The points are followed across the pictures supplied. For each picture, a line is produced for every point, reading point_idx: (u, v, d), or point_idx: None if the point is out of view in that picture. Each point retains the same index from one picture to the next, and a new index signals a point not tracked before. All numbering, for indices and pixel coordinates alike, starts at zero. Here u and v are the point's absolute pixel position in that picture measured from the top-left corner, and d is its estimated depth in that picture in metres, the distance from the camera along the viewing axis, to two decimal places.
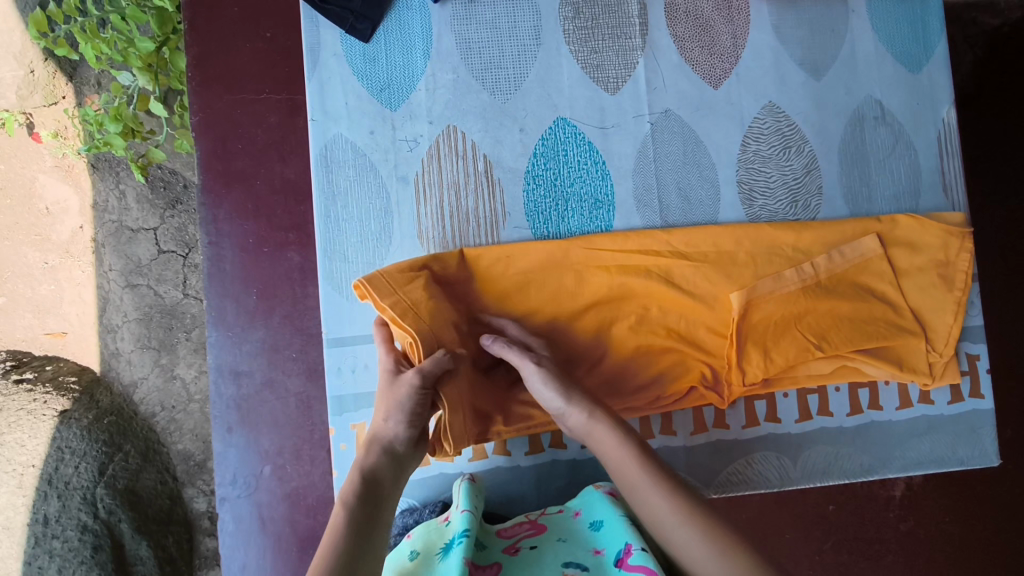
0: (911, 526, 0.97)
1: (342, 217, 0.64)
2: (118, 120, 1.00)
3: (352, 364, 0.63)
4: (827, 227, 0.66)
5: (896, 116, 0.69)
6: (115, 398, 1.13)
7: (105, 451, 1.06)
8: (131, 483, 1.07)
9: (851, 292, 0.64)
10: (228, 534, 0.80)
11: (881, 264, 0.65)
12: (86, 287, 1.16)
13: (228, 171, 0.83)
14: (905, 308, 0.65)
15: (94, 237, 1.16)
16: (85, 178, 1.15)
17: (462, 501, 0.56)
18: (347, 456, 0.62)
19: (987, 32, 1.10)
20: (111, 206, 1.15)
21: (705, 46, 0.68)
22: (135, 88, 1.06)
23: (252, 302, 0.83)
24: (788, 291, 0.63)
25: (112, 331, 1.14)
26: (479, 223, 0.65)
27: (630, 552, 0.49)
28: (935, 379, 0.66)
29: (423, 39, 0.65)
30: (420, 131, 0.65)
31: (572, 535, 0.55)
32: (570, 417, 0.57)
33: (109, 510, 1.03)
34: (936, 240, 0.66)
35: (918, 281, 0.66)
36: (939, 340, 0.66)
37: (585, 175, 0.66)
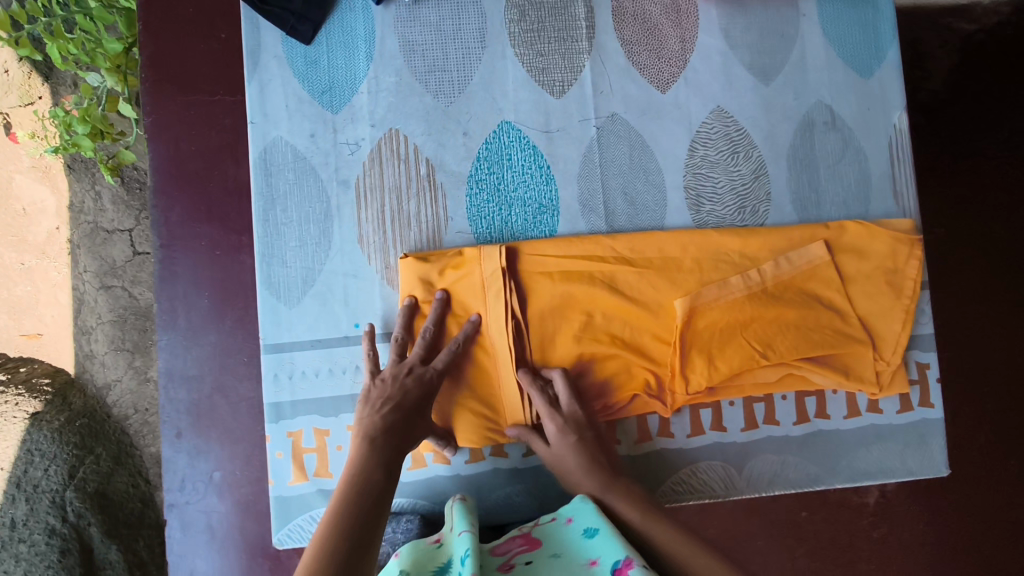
0: (886, 534, 0.97)
1: (282, 220, 0.63)
2: (87, 121, 0.99)
3: (290, 371, 0.62)
4: (774, 233, 0.65)
5: (846, 121, 0.68)
6: (88, 401, 1.12)
7: (76, 454, 1.06)
8: (102, 486, 1.06)
9: (796, 299, 0.63)
10: (176, 540, 0.80)
11: (828, 270, 0.64)
12: (62, 288, 1.14)
13: (182, 172, 0.82)
14: (852, 316, 0.64)
15: (70, 238, 1.14)
16: (62, 179, 1.14)
17: (459, 522, 0.54)
18: (284, 464, 0.61)
19: (964, 37, 1.10)
20: (87, 207, 1.14)
21: (653, 50, 0.67)
22: (104, 89, 1.04)
23: (205, 305, 0.83)
24: (734, 298, 0.62)
25: (86, 333, 1.13)
26: (421, 227, 0.64)
27: (629, 565, 0.46)
28: (883, 389, 0.65)
29: (365, 41, 0.65)
30: (362, 135, 0.64)
31: (566, 549, 0.51)
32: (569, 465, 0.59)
33: (78, 513, 1.03)
34: (885, 246, 0.65)
35: (865, 288, 0.65)
36: (887, 348, 0.65)
37: (529, 180, 0.65)
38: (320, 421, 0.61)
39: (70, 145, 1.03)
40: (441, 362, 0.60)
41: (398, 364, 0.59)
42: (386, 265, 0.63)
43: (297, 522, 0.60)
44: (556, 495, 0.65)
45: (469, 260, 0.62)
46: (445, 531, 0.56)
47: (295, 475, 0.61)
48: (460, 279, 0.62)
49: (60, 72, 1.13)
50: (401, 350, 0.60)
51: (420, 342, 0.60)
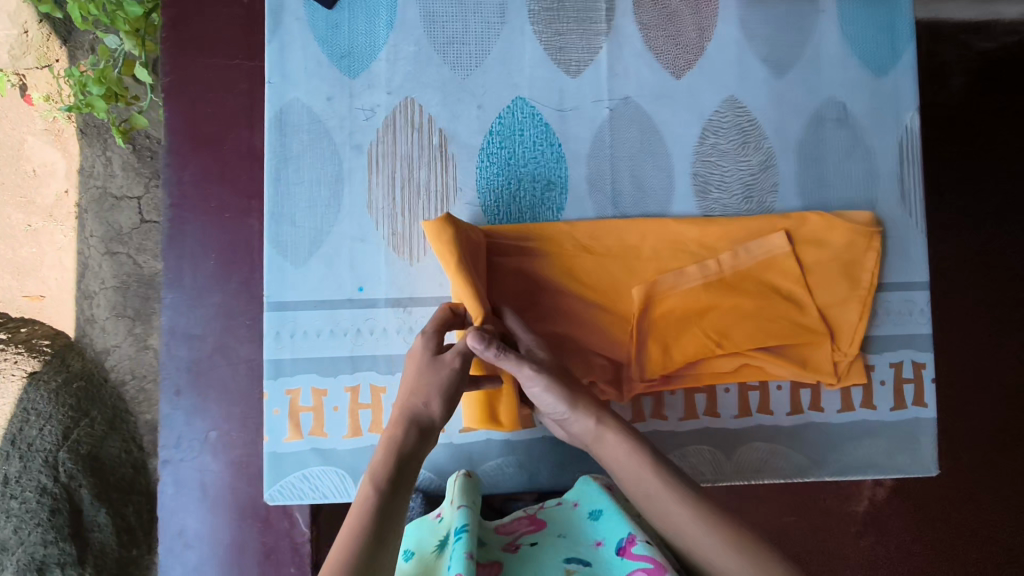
0: (873, 542, 1.06)
1: (293, 180, 0.63)
2: (102, 82, 0.99)
3: (292, 329, 0.62)
4: (768, 221, 0.66)
5: (857, 119, 0.69)
6: (86, 364, 1.12)
7: (71, 416, 1.05)
8: (95, 450, 1.05)
9: (754, 288, 0.64)
10: (168, 496, 0.81)
11: (787, 261, 0.65)
12: (66, 252, 1.15)
13: (195, 134, 0.83)
14: (810, 306, 0.65)
15: (78, 202, 1.15)
16: (73, 144, 1.15)
17: (459, 497, 0.57)
18: (280, 420, 0.62)
19: (982, 53, 1.13)
20: (98, 171, 1.14)
21: (670, 37, 0.68)
22: (121, 51, 1.04)
23: (210, 267, 0.83)
24: (691, 287, 0.63)
25: (89, 298, 1.14)
26: (431, 197, 0.64)
27: (633, 542, 0.50)
28: (840, 379, 0.65)
29: (387, 9, 0.65)
30: (378, 101, 0.64)
31: (571, 530, 0.55)
32: (577, 424, 0.58)
33: (70, 474, 1.01)
34: (843, 238, 0.65)
35: (824, 278, 0.65)
36: (845, 338, 0.65)
37: (540, 156, 0.65)
38: (317, 380, 0.62)
39: (83, 105, 1.03)
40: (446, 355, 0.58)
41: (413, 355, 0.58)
42: (393, 231, 0.64)
43: (289, 479, 0.62)
44: (546, 468, 0.66)
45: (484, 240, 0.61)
46: (445, 506, 0.58)
47: (290, 432, 0.62)
48: (479, 258, 0.61)
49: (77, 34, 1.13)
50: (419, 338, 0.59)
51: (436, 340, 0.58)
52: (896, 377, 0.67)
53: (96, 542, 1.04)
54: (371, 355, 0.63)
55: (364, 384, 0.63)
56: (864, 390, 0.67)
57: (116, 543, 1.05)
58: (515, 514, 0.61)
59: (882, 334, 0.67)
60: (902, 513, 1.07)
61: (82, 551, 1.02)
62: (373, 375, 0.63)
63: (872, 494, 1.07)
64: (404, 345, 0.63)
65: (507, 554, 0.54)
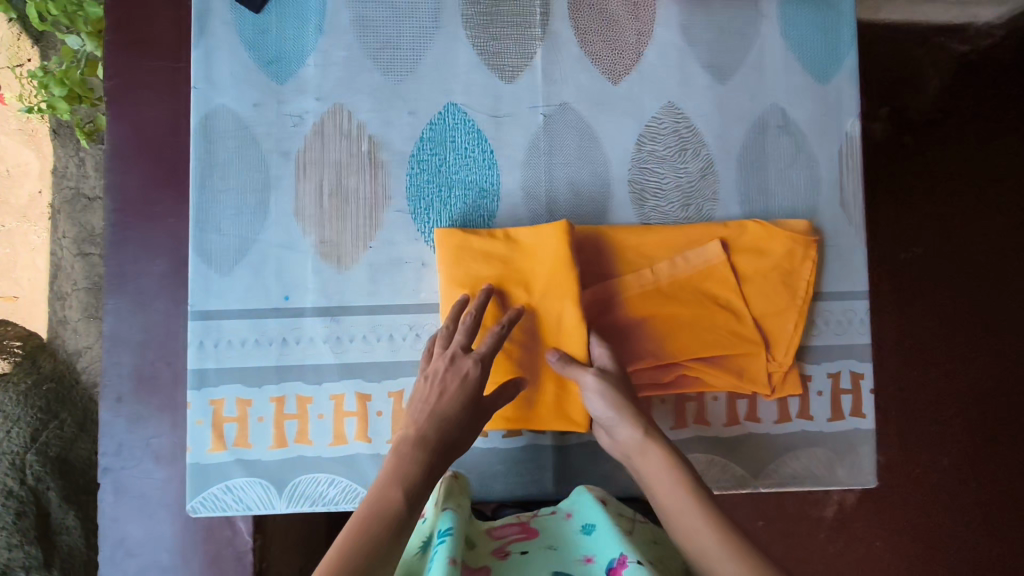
0: (841, 548, 1.14)
1: (219, 187, 0.63)
2: (64, 83, 1.00)
3: (216, 338, 0.61)
4: (704, 228, 0.64)
5: (798, 125, 0.68)
6: (58, 365, 1.11)
7: (40, 418, 1.03)
8: (64, 452, 1.04)
9: (690, 297, 0.63)
10: (108, 504, 0.80)
11: (724, 270, 0.63)
12: (40, 253, 1.14)
13: (138, 139, 0.82)
14: (747, 316, 0.63)
15: (51, 202, 1.14)
16: (47, 144, 1.14)
17: (443, 500, 0.56)
18: (203, 431, 0.61)
19: (956, 58, 1.22)
20: (71, 172, 1.14)
21: (608, 41, 0.66)
22: (85, 53, 1.04)
23: (156, 273, 0.82)
24: (628, 296, 0.62)
25: (61, 298, 1.14)
26: (360, 204, 0.63)
27: (624, 563, 0.49)
28: (775, 390, 0.65)
29: (317, 13, 0.64)
30: (307, 107, 0.64)
31: (563, 543, 0.55)
32: (623, 433, 0.57)
33: (37, 477, 1.00)
34: (781, 247, 0.64)
35: (760, 287, 0.64)
36: (781, 348, 0.64)
37: (472, 163, 0.64)
38: (242, 391, 0.62)
39: (47, 107, 1.04)
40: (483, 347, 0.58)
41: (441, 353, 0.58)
42: (321, 239, 0.63)
43: (212, 490, 0.61)
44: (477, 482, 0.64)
45: (525, 243, 0.62)
46: (430, 506, 0.58)
47: (214, 443, 0.61)
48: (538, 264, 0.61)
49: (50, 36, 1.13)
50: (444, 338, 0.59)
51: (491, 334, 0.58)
52: (835, 388, 0.66)
53: (64, 545, 1.02)
54: (298, 364, 0.62)
55: (290, 394, 0.62)
56: (802, 401, 0.66)
57: (85, 546, 1.03)
58: (506, 519, 0.61)
59: (820, 344, 0.66)
60: (868, 517, 1.15)
61: (48, 555, 1.00)
62: (299, 385, 0.62)
63: (841, 501, 1.14)
64: (331, 355, 0.62)
65: (495, 561, 0.54)
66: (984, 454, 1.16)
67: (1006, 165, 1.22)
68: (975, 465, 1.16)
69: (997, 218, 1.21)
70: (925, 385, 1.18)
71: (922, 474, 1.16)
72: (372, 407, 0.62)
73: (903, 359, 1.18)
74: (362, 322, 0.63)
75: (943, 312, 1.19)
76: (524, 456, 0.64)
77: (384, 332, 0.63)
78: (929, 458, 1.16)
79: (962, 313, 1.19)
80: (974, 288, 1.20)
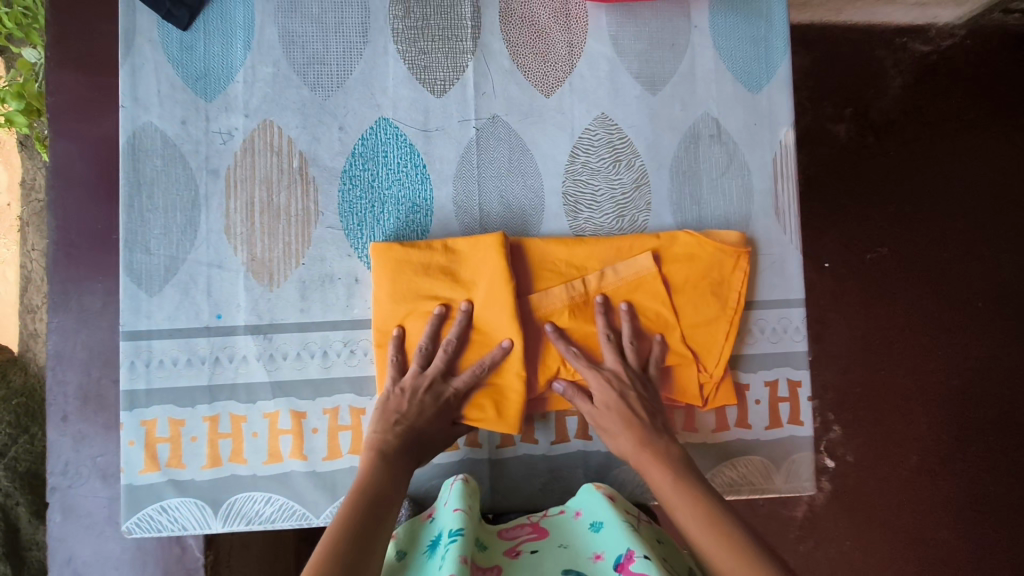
0: (811, 547, 1.15)
1: (147, 206, 0.62)
2: (21, 97, 0.98)
3: (147, 359, 0.61)
4: (635, 237, 0.64)
5: (731, 135, 0.68)
6: (28, 379, 1.11)
7: (9, 433, 1.03)
8: (35, 467, 1.04)
9: (617, 311, 0.63)
10: (55, 524, 0.79)
11: (654, 282, 0.63)
12: (8, 265, 1.13)
13: (81, 157, 0.81)
14: (678, 327, 0.64)
15: (21, 215, 1.13)
16: (15, 156, 1.12)
17: (452, 500, 0.56)
18: (135, 452, 0.60)
19: (918, 58, 1.22)
20: (39, 184, 1.12)
21: (539, 53, 0.66)
22: (41, 65, 1.04)
23: (100, 291, 0.82)
24: (557, 308, 0.62)
25: (32, 312, 1.13)
26: (290, 220, 0.63)
27: (632, 558, 0.48)
28: (706, 402, 0.65)
29: (244, 30, 0.64)
30: (235, 124, 0.63)
31: (573, 540, 0.54)
32: (621, 445, 0.60)
33: (6, 492, 1.01)
34: (711, 258, 0.64)
35: (691, 298, 0.64)
36: (712, 360, 0.64)
37: (404, 178, 0.64)
38: (174, 411, 0.61)
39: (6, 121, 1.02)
40: (461, 380, 0.60)
41: (418, 376, 0.60)
42: (251, 256, 0.63)
43: (146, 511, 0.60)
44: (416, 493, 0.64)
45: (464, 253, 0.62)
46: (440, 505, 0.58)
47: (146, 463, 0.60)
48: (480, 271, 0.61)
49: (11, 49, 1.12)
50: (425, 359, 0.60)
51: (469, 373, 0.60)
52: (772, 396, 0.67)
53: (34, 560, 1.02)
54: (229, 383, 0.62)
55: (223, 413, 0.61)
56: (739, 410, 0.66)
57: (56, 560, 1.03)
58: (517, 520, 0.61)
59: (756, 353, 0.67)
60: (838, 517, 1.16)
61: (18, 570, 1.00)
62: (231, 404, 0.62)
63: (810, 501, 1.15)
64: (263, 373, 0.62)
65: (506, 560, 0.54)
66: (949, 452, 1.17)
67: (970, 163, 1.22)
68: (940, 463, 1.17)
69: (960, 218, 1.22)
70: (890, 385, 1.18)
71: (888, 472, 1.17)
72: (306, 424, 0.62)
73: (866, 359, 1.18)
74: (294, 339, 0.62)
75: (906, 312, 1.19)
76: (461, 470, 0.64)
77: (316, 349, 0.62)
78: (895, 457, 1.17)
79: (927, 312, 1.20)
80: (937, 287, 1.20)
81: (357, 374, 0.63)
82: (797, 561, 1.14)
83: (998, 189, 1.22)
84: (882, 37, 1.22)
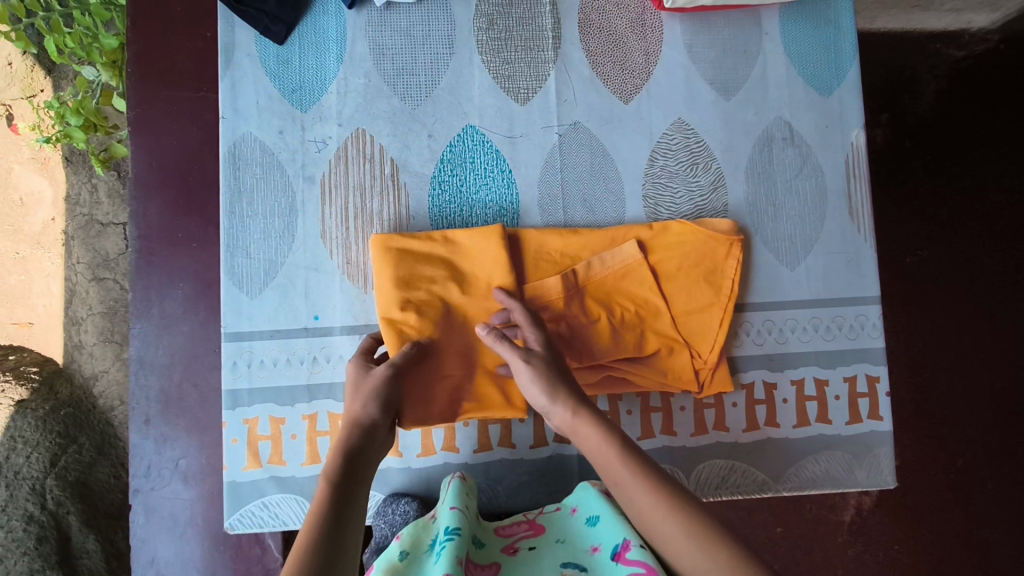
0: (861, 550, 1.14)
1: (247, 213, 0.65)
2: (80, 113, 1.00)
3: (248, 359, 0.63)
4: (704, 230, 0.65)
5: (804, 138, 0.70)
6: (75, 391, 1.12)
7: (59, 443, 1.05)
8: (83, 476, 1.06)
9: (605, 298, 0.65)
10: (138, 525, 0.81)
11: (642, 270, 0.65)
12: (54, 278, 1.16)
13: (161, 169, 0.84)
14: (668, 314, 0.65)
15: (64, 229, 1.16)
16: (59, 171, 1.15)
17: (449, 497, 0.57)
18: (238, 450, 0.62)
19: (952, 62, 1.24)
20: (83, 200, 1.15)
21: (617, 62, 0.69)
22: (99, 83, 1.05)
23: (180, 297, 0.84)
24: (552, 296, 0.63)
25: (76, 324, 1.15)
26: (384, 225, 0.66)
27: (628, 547, 0.50)
28: (704, 388, 0.66)
29: (337, 43, 0.67)
30: (329, 133, 0.66)
31: (569, 535, 0.55)
32: (555, 415, 0.57)
33: (58, 501, 1.02)
34: (702, 245, 0.65)
35: (683, 286, 0.66)
36: (705, 346, 0.65)
37: (490, 183, 0.66)
38: (275, 410, 0.63)
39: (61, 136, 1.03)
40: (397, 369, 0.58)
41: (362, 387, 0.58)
42: (347, 259, 0.65)
43: (249, 508, 0.62)
44: (504, 489, 0.65)
45: (463, 244, 0.64)
46: (438, 505, 0.59)
47: (249, 460, 0.62)
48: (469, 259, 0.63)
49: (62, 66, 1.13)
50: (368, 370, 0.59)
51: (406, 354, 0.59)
52: (851, 392, 0.68)
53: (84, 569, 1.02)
54: (326, 383, 0.64)
55: (321, 411, 0.63)
56: (820, 406, 0.68)
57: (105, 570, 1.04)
58: (513, 519, 0.61)
59: (834, 349, 0.68)
60: (889, 519, 1.16)
61: None
62: (329, 402, 0.63)
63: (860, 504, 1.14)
64: None
65: (506, 558, 0.54)
66: (998, 453, 1.17)
67: (1009, 166, 1.24)
68: (989, 465, 1.17)
69: (1001, 220, 1.23)
70: (934, 386, 1.19)
71: (936, 474, 1.17)
72: None
73: (911, 360, 1.20)
74: None
75: (947, 313, 1.21)
76: (548, 467, 0.66)
77: None
78: (943, 458, 1.17)
79: (969, 314, 1.21)
80: (981, 288, 1.21)
81: None
82: (847, 565, 1.14)
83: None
84: (915, 43, 1.24)
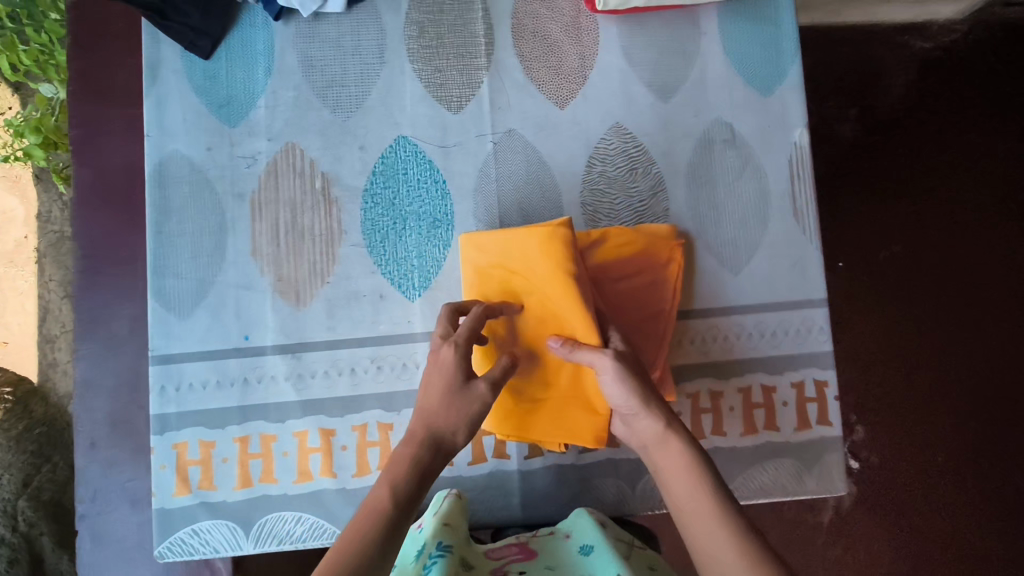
0: (844, 550, 1.13)
1: (175, 232, 0.63)
2: (39, 132, 0.98)
3: (178, 383, 0.62)
4: (642, 230, 0.64)
5: (746, 139, 0.69)
6: (48, 409, 1.10)
7: (32, 463, 1.02)
8: (57, 496, 1.02)
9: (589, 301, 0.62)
10: (86, 551, 0.79)
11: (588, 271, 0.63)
12: (26, 297, 1.14)
13: (104, 186, 0.82)
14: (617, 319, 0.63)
15: (38, 247, 1.14)
16: (30, 188, 1.14)
17: (440, 514, 0.57)
18: (165, 477, 0.61)
19: (920, 55, 1.23)
20: (54, 216, 1.15)
21: (552, 67, 0.67)
22: (58, 100, 1.04)
23: (127, 316, 0.83)
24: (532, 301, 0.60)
25: (51, 342, 1.14)
26: (315, 240, 0.64)
27: None
28: None
29: (264, 55, 0.65)
30: (259, 148, 0.64)
31: (561, 563, 0.57)
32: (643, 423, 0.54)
33: (30, 522, 0.99)
34: (643, 247, 0.64)
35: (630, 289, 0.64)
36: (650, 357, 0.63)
37: (424, 195, 0.65)
38: (205, 433, 0.62)
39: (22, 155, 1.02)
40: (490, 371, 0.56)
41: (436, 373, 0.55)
42: (278, 276, 0.63)
43: (178, 535, 0.61)
44: None
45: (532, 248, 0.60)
46: (426, 516, 0.59)
47: (178, 487, 0.61)
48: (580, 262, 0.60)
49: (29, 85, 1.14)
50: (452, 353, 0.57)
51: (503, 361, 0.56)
52: (799, 398, 0.67)
53: None
54: (260, 405, 0.62)
55: (253, 434, 0.62)
56: (767, 412, 0.66)
57: None
58: (506, 541, 0.62)
59: (780, 355, 0.67)
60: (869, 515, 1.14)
61: None
62: (261, 424, 0.62)
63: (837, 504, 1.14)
64: (293, 393, 0.62)
65: None
66: (974, 450, 1.16)
67: (978, 158, 1.23)
68: (965, 462, 1.16)
69: (971, 213, 1.21)
70: (910, 384, 1.18)
71: (914, 473, 1.15)
72: (336, 442, 0.63)
73: (885, 358, 1.18)
74: (323, 358, 0.63)
75: (919, 308, 1.19)
76: (490, 484, 0.64)
77: (345, 366, 0.63)
78: (920, 456, 1.15)
79: (941, 307, 1.19)
80: (953, 284, 1.20)
81: (387, 390, 0.63)
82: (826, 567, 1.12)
83: (1007, 183, 1.22)
84: (880, 37, 1.23)
